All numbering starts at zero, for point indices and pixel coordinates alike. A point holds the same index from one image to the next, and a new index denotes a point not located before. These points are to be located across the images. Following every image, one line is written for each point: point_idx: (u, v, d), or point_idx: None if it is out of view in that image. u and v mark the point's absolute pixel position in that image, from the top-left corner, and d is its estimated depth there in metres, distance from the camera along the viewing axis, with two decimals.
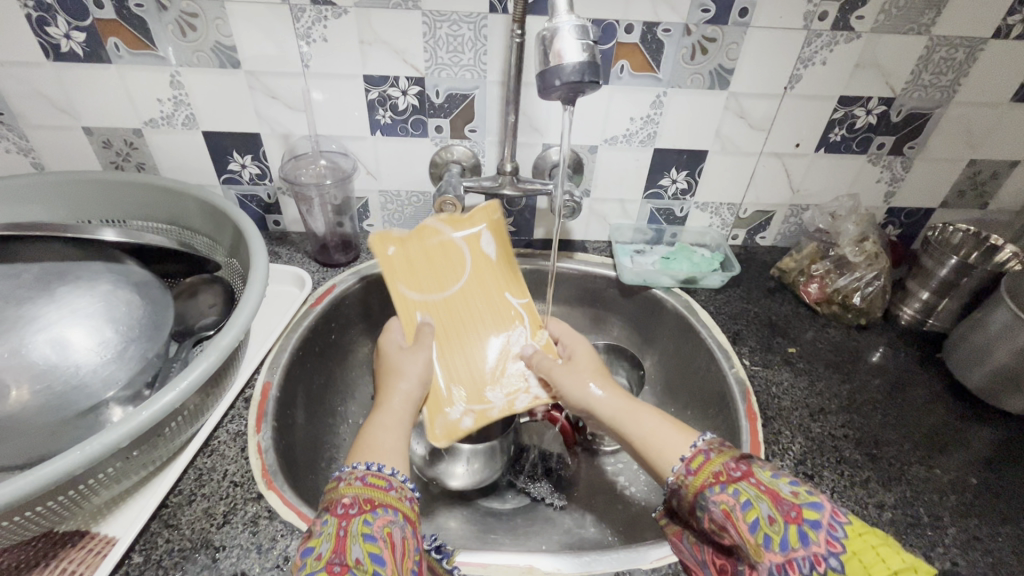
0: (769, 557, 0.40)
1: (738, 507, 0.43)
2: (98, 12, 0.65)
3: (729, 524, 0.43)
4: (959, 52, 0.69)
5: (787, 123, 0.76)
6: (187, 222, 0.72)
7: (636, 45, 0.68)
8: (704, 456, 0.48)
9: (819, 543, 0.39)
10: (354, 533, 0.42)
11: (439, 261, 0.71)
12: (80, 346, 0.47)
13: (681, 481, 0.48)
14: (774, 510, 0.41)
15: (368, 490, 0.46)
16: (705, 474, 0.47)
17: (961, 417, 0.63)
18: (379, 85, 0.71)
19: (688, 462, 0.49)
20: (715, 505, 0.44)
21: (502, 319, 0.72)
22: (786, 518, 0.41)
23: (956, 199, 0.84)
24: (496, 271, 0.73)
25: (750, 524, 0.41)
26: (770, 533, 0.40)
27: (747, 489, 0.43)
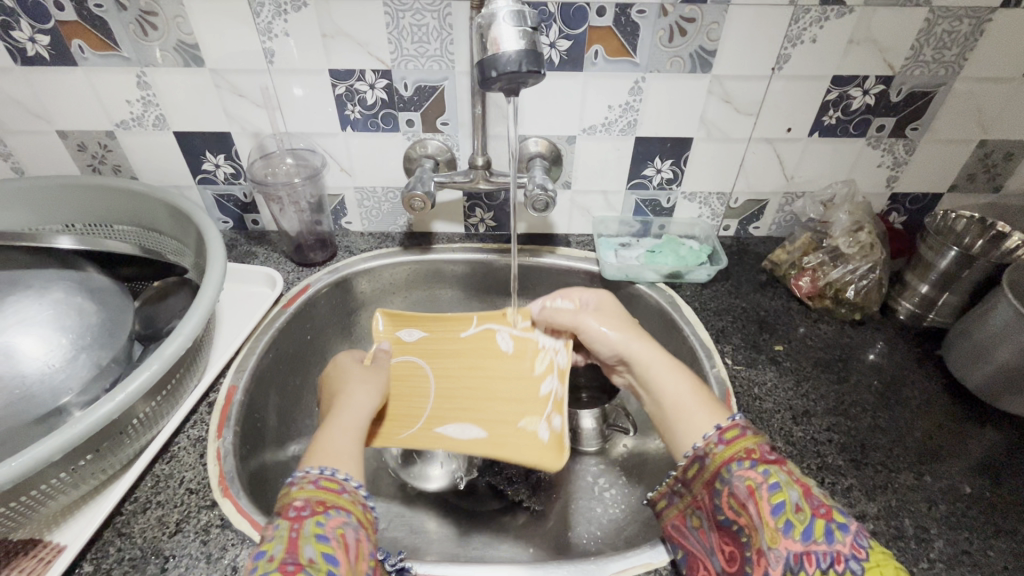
0: (787, 544, 0.40)
1: (766, 487, 0.42)
2: (60, 14, 0.64)
3: (751, 502, 0.42)
4: (964, 24, 0.64)
5: (777, 106, 0.71)
6: (157, 225, 0.72)
7: (609, 28, 0.65)
8: (741, 431, 0.47)
9: (842, 544, 0.39)
10: (307, 534, 0.40)
11: (404, 384, 0.67)
12: (28, 355, 0.47)
13: (710, 448, 0.48)
14: (802, 501, 0.41)
15: (322, 493, 0.43)
16: (736, 448, 0.46)
17: (958, 419, 0.59)
18: (346, 79, 0.69)
19: (722, 432, 0.48)
20: (740, 481, 0.44)
21: (483, 350, 0.71)
22: (814, 512, 0.41)
23: (966, 182, 0.78)
24: (436, 332, 0.73)
25: (773, 505, 0.41)
26: (793, 521, 0.40)
27: (778, 474, 0.43)
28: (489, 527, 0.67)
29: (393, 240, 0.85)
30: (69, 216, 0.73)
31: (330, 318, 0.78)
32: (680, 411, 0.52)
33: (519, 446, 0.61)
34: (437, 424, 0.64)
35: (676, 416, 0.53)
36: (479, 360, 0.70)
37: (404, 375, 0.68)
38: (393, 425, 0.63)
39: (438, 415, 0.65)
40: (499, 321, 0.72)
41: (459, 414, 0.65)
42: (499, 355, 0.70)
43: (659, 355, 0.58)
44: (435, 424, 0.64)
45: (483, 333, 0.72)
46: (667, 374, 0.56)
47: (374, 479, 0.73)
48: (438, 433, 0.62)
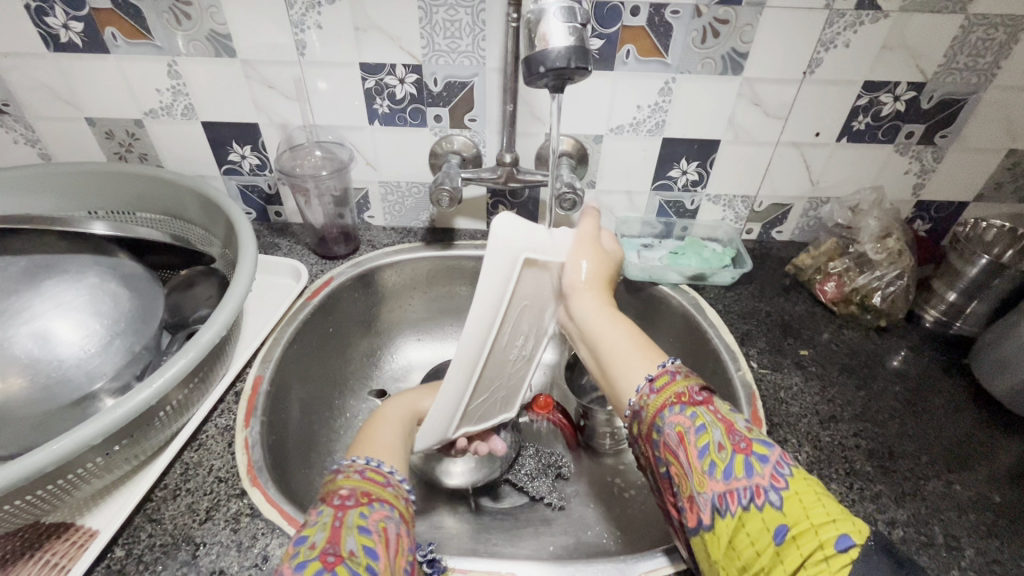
0: (712, 487, 0.38)
1: (693, 430, 0.41)
2: (94, 2, 0.64)
3: (681, 449, 0.41)
4: (999, 32, 0.64)
5: (806, 110, 0.71)
6: (184, 214, 0.72)
7: (642, 27, 0.65)
8: (670, 377, 0.45)
9: (763, 475, 0.38)
10: (350, 525, 0.40)
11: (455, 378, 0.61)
12: (65, 340, 0.48)
13: (642, 401, 0.44)
14: (725, 438, 0.40)
15: (366, 484, 0.43)
16: (667, 394, 0.43)
17: (987, 428, 0.59)
18: (376, 73, 0.69)
19: (653, 381, 0.45)
20: (670, 428, 0.42)
21: None
22: (735, 448, 0.39)
23: (993, 191, 0.77)
24: None
25: (700, 448, 0.40)
26: (717, 461, 0.39)
27: (704, 415, 0.41)
28: (509, 524, 0.68)
29: (415, 235, 0.85)
30: (94, 202, 0.73)
31: (353, 311, 0.78)
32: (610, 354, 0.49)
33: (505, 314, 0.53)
34: None
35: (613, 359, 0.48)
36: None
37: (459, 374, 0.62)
38: None
39: None
40: None
41: None
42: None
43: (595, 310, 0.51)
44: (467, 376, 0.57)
45: None
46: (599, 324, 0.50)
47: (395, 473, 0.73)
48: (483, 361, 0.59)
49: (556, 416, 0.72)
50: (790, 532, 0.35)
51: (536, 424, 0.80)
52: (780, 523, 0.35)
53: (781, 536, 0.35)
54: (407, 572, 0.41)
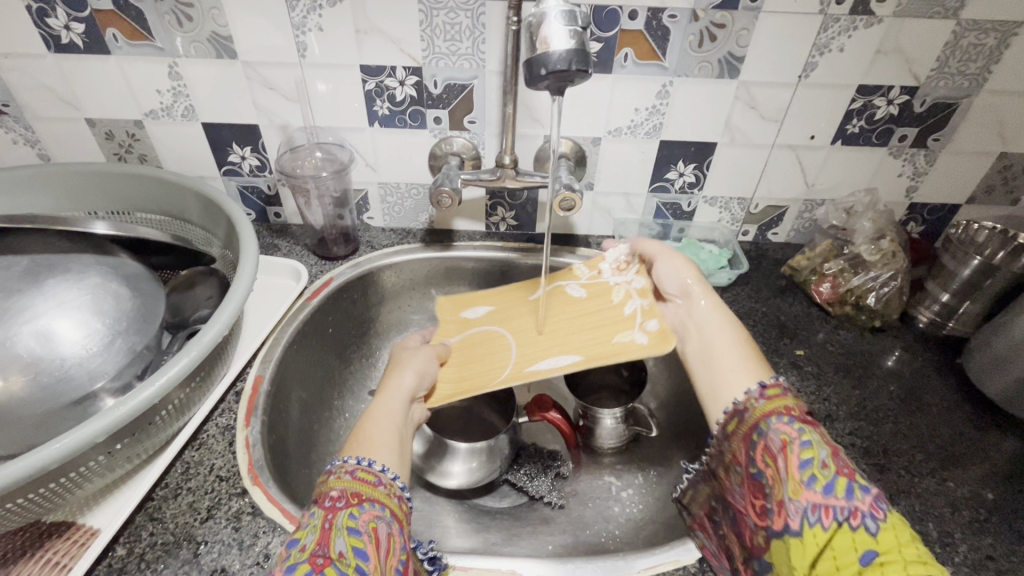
0: (808, 495, 0.42)
1: (798, 442, 0.44)
2: (96, 3, 0.64)
3: (782, 454, 0.44)
4: (990, 37, 0.65)
5: (802, 113, 0.72)
6: (185, 214, 0.72)
7: (640, 31, 0.65)
8: (782, 393, 0.49)
9: (861, 501, 0.40)
10: (339, 526, 0.40)
11: (478, 347, 0.64)
12: (67, 339, 0.48)
13: (749, 404, 0.49)
14: (830, 459, 0.43)
15: (357, 484, 0.44)
16: (776, 405, 0.48)
17: (980, 426, 0.60)
18: (376, 75, 0.70)
19: (764, 389, 0.49)
20: (776, 434, 0.46)
21: (559, 302, 0.68)
22: (838, 471, 0.42)
23: (984, 194, 0.79)
24: (503, 305, 0.70)
25: (802, 460, 0.43)
26: (818, 475, 0.42)
27: (812, 434, 0.45)
28: (507, 524, 0.68)
29: (414, 236, 0.85)
30: (95, 203, 0.73)
31: (352, 311, 0.78)
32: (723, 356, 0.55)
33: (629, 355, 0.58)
34: (529, 363, 0.60)
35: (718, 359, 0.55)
36: (553, 311, 0.67)
37: (476, 341, 0.65)
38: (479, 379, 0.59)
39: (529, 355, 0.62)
40: (567, 276, 0.71)
41: (546, 350, 0.62)
42: (574, 301, 0.68)
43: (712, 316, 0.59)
44: (526, 364, 0.60)
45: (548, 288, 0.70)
46: (712, 329, 0.58)
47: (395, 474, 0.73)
48: (533, 369, 0.59)
49: (556, 417, 0.72)
50: (879, 558, 0.37)
51: (535, 425, 0.80)
52: (871, 548, 0.38)
53: (868, 558, 0.38)
54: (400, 570, 0.41)
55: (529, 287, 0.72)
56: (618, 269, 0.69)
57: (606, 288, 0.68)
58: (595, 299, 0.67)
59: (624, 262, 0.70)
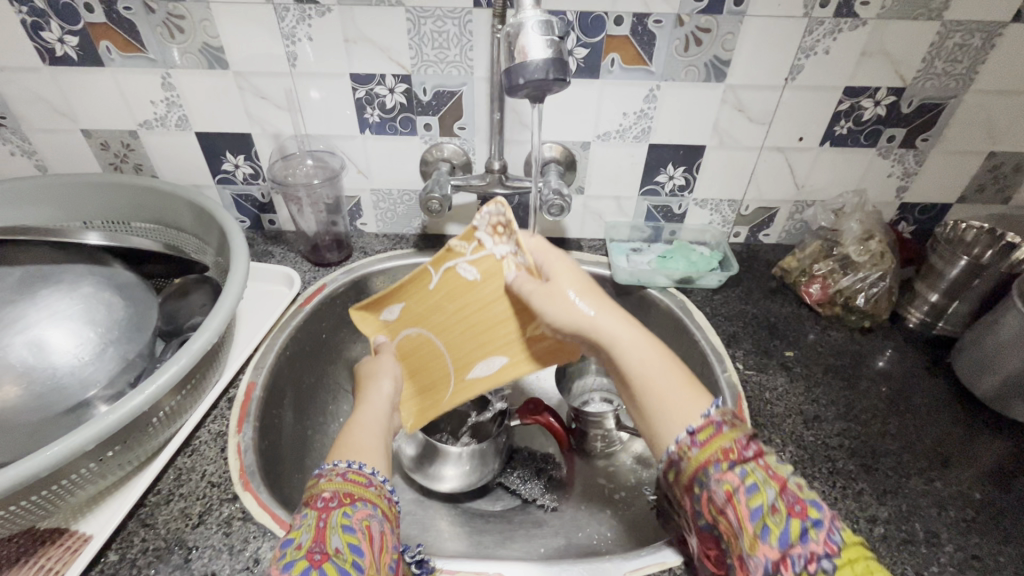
0: (764, 551, 0.37)
1: (743, 489, 0.39)
2: (89, 16, 0.66)
3: (729, 508, 0.39)
4: (975, 37, 0.65)
5: (789, 116, 0.73)
6: (179, 223, 0.73)
7: (626, 37, 0.66)
8: (716, 429, 0.42)
9: (817, 542, 0.36)
10: (334, 524, 0.40)
11: (415, 358, 0.66)
12: (59, 348, 0.49)
13: (683, 452, 0.42)
14: (778, 499, 0.38)
15: (349, 485, 0.44)
16: (712, 449, 0.41)
17: (969, 426, 0.60)
18: (366, 83, 0.71)
19: (695, 432, 0.42)
20: (717, 486, 0.40)
21: (453, 291, 0.63)
22: (789, 510, 0.38)
23: (975, 193, 0.79)
24: (415, 300, 0.67)
25: (751, 509, 0.38)
26: (769, 525, 0.37)
27: (755, 472, 0.40)
28: (500, 527, 0.68)
29: (407, 242, 0.86)
30: (89, 212, 0.74)
31: (346, 317, 0.79)
32: (652, 395, 0.45)
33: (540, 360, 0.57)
34: (465, 370, 0.62)
35: (649, 396, 0.45)
36: (458, 301, 0.63)
37: (414, 348, 0.67)
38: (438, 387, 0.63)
39: (461, 363, 0.62)
40: (450, 257, 0.63)
41: (476, 352, 0.61)
42: (466, 287, 0.62)
43: (616, 327, 0.47)
44: (465, 370, 0.62)
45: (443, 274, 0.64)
46: (625, 348, 0.47)
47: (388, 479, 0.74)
48: (470, 380, 0.61)
49: (547, 420, 0.72)
50: None
51: (528, 428, 0.81)
52: None
53: None
54: (393, 569, 0.42)
55: (423, 273, 0.66)
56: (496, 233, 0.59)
57: (494, 263, 0.60)
58: (488, 281, 0.60)
59: (497, 224, 0.59)
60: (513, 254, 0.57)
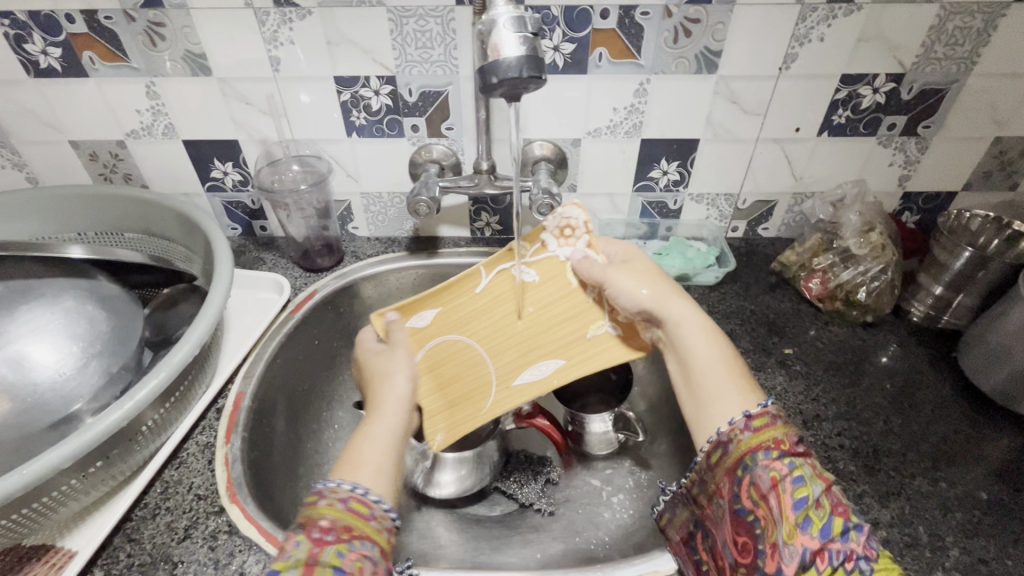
0: (804, 540, 0.39)
1: (790, 480, 0.41)
2: (70, 27, 0.65)
3: (773, 495, 0.41)
4: (976, 19, 0.63)
5: (785, 106, 0.70)
6: (166, 233, 0.73)
7: (613, 30, 0.64)
8: (771, 421, 0.45)
9: (856, 543, 0.38)
10: (325, 562, 0.38)
11: (447, 367, 0.62)
12: (40, 364, 0.48)
13: (734, 435, 0.45)
14: (823, 496, 0.40)
15: (349, 516, 0.42)
16: (765, 439, 0.44)
17: (976, 423, 0.58)
18: (351, 86, 0.70)
19: (751, 418, 0.45)
20: (764, 472, 0.42)
21: (505, 292, 0.64)
22: (832, 509, 0.40)
23: (981, 180, 0.76)
24: (454, 302, 0.65)
25: (796, 500, 0.40)
26: (813, 517, 0.39)
27: (803, 469, 0.42)
28: (495, 533, 0.67)
29: (399, 245, 0.85)
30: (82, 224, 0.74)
31: (337, 323, 0.78)
32: (709, 380, 0.48)
33: (606, 355, 0.57)
34: (513, 377, 0.60)
35: (710, 377, 0.48)
36: (509, 305, 0.63)
37: (441, 359, 0.62)
38: (471, 404, 0.60)
39: (507, 369, 0.60)
40: (507, 258, 0.64)
41: (526, 358, 0.60)
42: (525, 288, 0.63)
43: (683, 314, 0.52)
44: (510, 379, 0.60)
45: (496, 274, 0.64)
46: (695, 335, 0.51)
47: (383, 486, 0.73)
48: (520, 385, 0.59)
49: (547, 424, 0.71)
50: None
51: (524, 432, 0.79)
52: None
53: None
54: None
55: (470, 275, 0.65)
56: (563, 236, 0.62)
57: (557, 265, 0.62)
58: (550, 283, 0.62)
59: (567, 227, 0.62)
60: (581, 255, 0.60)
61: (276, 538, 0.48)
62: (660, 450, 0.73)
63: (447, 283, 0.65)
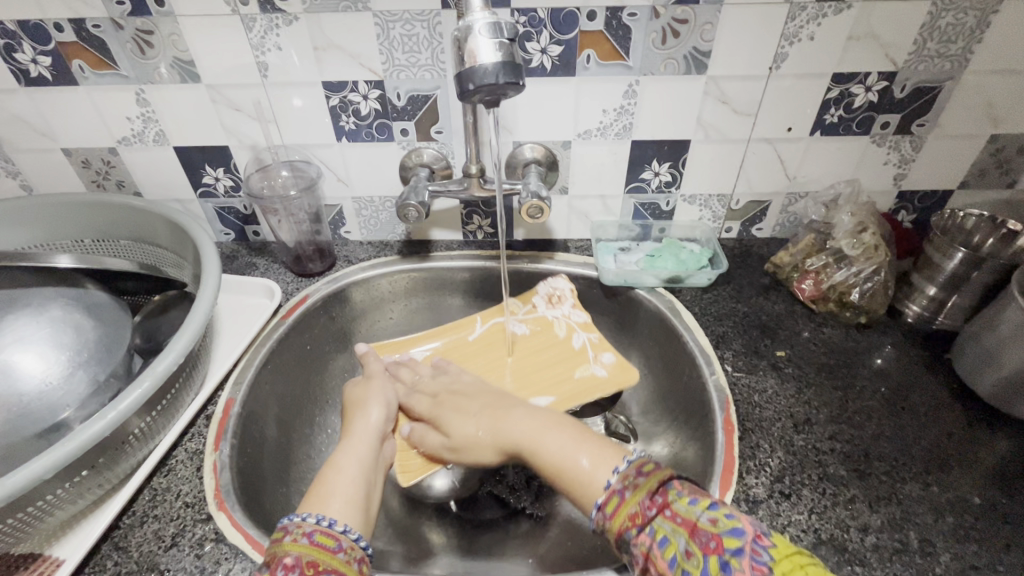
0: None
1: (657, 545, 0.39)
2: (59, 36, 0.65)
3: (652, 567, 0.39)
4: (969, 16, 0.62)
5: (776, 106, 0.70)
6: (157, 240, 0.73)
7: (600, 32, 0.64)
8: (620, 498, 0.42)
9: (743, 570, 0.35)
10: None
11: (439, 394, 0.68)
12: (25, 373, 0.49)
13: (602, 527, 0.42)
14: (691, 543, 0.38)
15: (313, 551, 0.42)
16: (621, 518, 0.41)
17: (970, 426, 0.57)
18: (339, 91, 0.70)
19: (602, 506, 0.43)
20: (636, 550, 0.40)
21: (497, 341, 0.75)
22: (705, 549, 0.37)
23: (977, 178, 0.75)
24: (447, 348, 0.75)
25: (669, 562, 0.38)
26: (689, 570, 0.37)
27: (664, 525, 0.39)
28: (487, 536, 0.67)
29: (391, 248, 0.85)
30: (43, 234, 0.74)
31: (330, 328, 0.78)
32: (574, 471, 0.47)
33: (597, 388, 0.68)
34: None
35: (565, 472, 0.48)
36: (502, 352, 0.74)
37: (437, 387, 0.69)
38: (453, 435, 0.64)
39: None
40: (503, 315, 0.78)
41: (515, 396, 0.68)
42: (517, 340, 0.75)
43: (528, 419, 0.54)
44: None
45: (490, 328, 0.77)
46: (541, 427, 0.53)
47: None
48: None
49: None
50: None
51: None
52: None
53: None
54: None
55: (468, 326, 0.78)
56: (551, 302, 0.78)
57: (546, 323, 0.76)
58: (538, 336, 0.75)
59: (555, 295, 0.78)
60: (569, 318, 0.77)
61: (261, 546, 0.48)
62: None
63: (443, 330, 0.77)
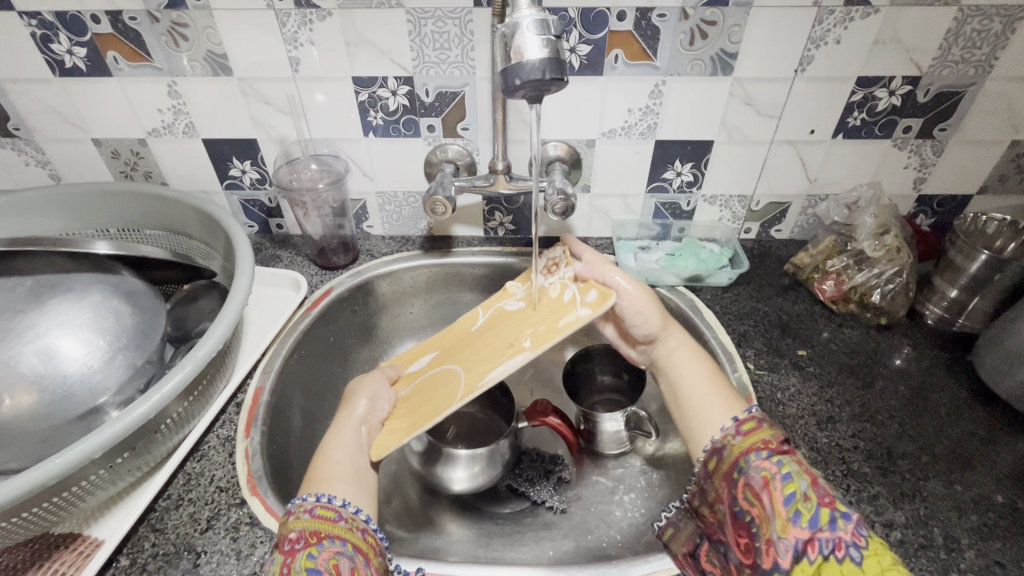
0: (795, 532, 0.41)
1: (779, 476, 0.43)
2: (96, 27, 0.66)
3: (765, 492, 0.43)
4: (995, 22, 0.63)
5: (799, 108, 0.71)
6: (186, 230, 0.74)
7: (629, 32, 0.65)
8: (758, 424, 0.47)
9: (846, 531, 0.40)
10: (297, 569, 0.40)
11: (424, 390, 0.58)
12: (67, 357, 0.50)
13: (727, 441, 0.48)
14: (811, 489, 0.42)
15: (316, 523, 0.43)
16: (754, 440, 0.46)
17: (991, 426, 0.58)
18: (368, 86, 0.70)
19: (739, 424, 0.48)
20: (755, 472, 0.44)
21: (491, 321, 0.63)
22: (820, 501, 0.42)
23: (997, 183, 0.76)
24: (445, 343, 0.66)
25: (785, 494, 0.42)
26: (802, 509, 0.41)
27: (791, 465, 0.44)
28: (508, 527, 0.68)
29: (413, 243, 0.86)
30: (61, 222, 0.74)
31: (352, 320, 0.79)
32: (694, 394, 0.53)
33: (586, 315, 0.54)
34: (480, 378, 0.54)
35: (692, 394, 0.53)
36: (493, 323, 0.63)
37: (427, 385, 0.59)
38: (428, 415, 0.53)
39: (475, 371, 0.56)
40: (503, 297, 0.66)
41: (497, 357, 0.56)
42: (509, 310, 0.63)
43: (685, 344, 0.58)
44: (479, 380, 0.54)
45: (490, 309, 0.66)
46: (686, 356, 0.57)
47: (397, 484, 0.73)
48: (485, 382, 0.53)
49: (557, 420, 0.72)
50: None
51: (537, 430, 0.80)
52: None
53: None
54: None
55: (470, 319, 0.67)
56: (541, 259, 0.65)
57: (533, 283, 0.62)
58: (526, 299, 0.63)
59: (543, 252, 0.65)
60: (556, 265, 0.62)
61: None
62: (672, 450, 0.73)
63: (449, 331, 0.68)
